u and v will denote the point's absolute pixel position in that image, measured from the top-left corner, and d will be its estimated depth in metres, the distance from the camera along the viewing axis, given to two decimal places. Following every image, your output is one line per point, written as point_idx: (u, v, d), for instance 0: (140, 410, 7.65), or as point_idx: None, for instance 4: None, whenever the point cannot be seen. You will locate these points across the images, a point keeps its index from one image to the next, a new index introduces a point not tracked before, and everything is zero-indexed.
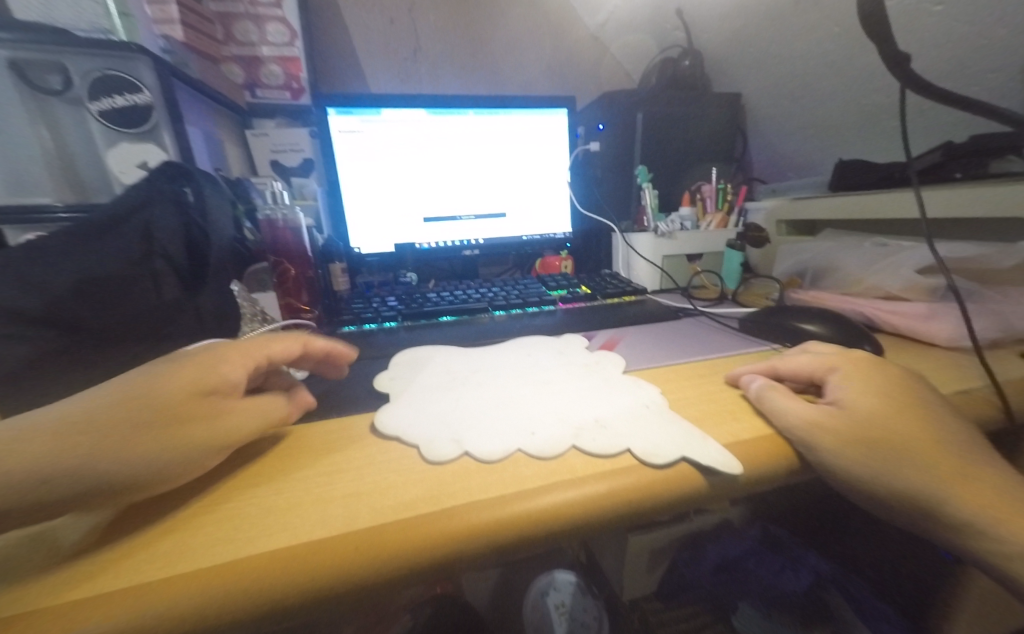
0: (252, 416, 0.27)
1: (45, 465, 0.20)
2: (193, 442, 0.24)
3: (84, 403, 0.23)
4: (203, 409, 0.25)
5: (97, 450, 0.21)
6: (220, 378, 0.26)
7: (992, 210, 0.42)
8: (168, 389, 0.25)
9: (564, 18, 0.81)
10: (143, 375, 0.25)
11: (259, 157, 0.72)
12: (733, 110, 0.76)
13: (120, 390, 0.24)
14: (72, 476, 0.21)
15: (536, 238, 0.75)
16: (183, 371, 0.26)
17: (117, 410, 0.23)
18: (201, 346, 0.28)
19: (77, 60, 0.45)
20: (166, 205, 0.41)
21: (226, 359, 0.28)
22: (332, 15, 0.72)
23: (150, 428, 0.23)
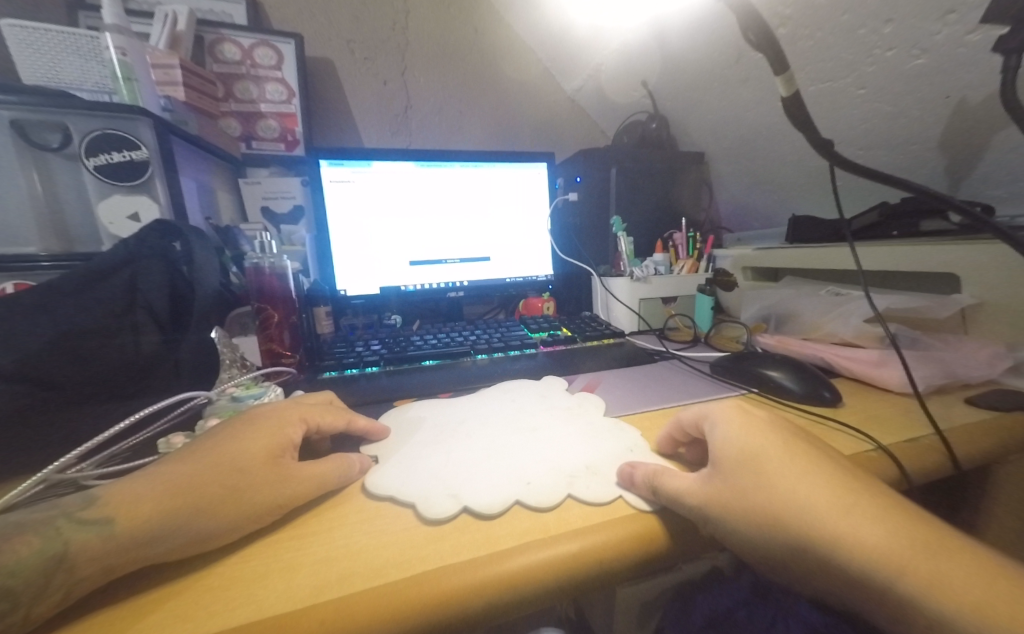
0: (316, 476, 0.31)
1: (156, 520, 0.25)
2: (267, 499, 0.28)
3: (181, 468, 0.28)
4: (276, 468, 0.29)
5: (195, 506, 0.26)
6: (287, 440, 0.32)
7: (927, 265, 0.46)
8: (247, 452, 0.29)
9: (544, 83, 0.88)
10: (227, 441, 0.30)
11: (250, 203, 0.75)
12: (701, 164, 0.82)
13: (210, 455, 0.29)
14: (174, 529, 0.25)
15: (519, 282, 0.77)
16: (255, 438, 0.31)
17: (206, 472, 0.28)
18: (269, 414, 0.34)
19: (79, 120, 0.48)
20: (153, 261, 0.42)
21: (289, 422, 0.33)
22: (327, 76, 0.76)
23: (236, 486, 0.27)
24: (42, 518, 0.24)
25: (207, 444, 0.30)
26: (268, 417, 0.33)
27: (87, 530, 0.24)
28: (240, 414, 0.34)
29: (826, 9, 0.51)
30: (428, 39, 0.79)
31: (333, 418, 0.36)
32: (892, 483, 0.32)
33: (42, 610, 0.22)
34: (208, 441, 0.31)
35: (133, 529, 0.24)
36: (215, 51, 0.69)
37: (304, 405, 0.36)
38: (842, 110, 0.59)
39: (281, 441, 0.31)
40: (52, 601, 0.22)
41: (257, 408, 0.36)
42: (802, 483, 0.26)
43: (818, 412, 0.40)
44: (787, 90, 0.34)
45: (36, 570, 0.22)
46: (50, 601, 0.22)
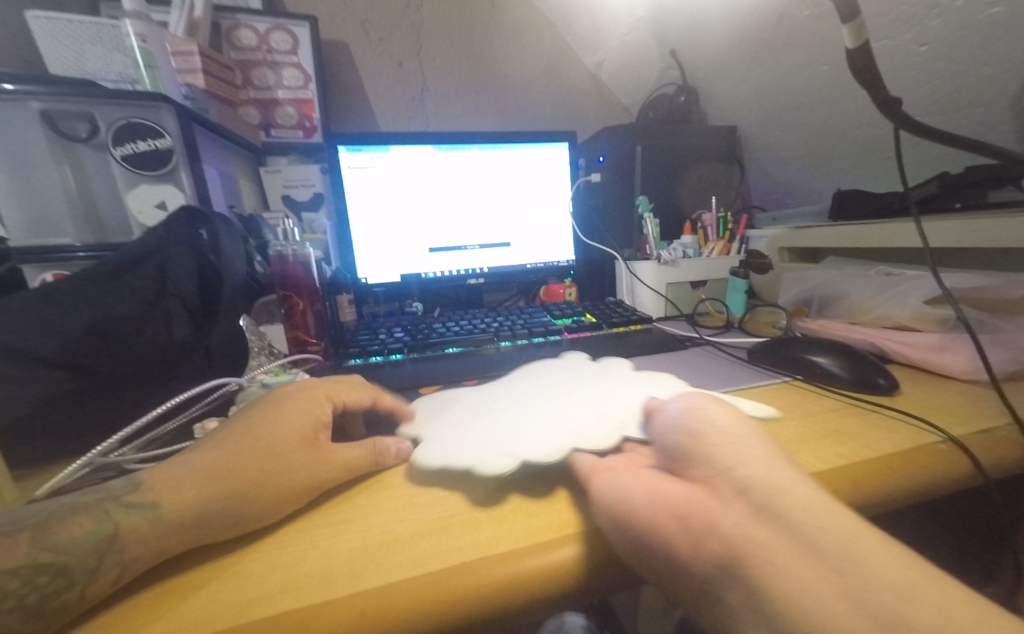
0: (352, 460, 0.30)
1: (195, 504, 0.24)
2: (296, 484, 0.27)
3: (217, 452, 0.27)
4: (312, 452, 0.29)
5: (234, 489, 0.25)
6: (317, 420, 0.31)
7: (995, 241, 0.42)
8: (281, 436, 0.29)
9: (564, 59, 0.84)
10: (260, 422, 0.30)
11: (271, 193, 0.74)
12: (731, 141, 0.78)
13: (247, 438, 0.29)
14: (216, 511, 0.25)
15: (542, 267, 0.75)
16: (286, 421, 0.30)
17: (242, 455, 0.27)
18: (294, 392, 0.33)
19: (104, 111, 0.48)
20: (181, 249, 0.42)
21: (318, 402, 0.33)
22: (343, 59, 0.75)
23: (272, 471, 0.27)
24: (93, 501, 0.25)
25: (239, 427, 0.30)
26: (299, 396, 0.33)
27: (135, 513, 0.24)
28: (268, 396, 0.34)
29: None
30: (444, 16, 0.77)
31: (364, 398, 0.36)
32: (967, 479, 0.28)
33: (98, 589, 0.21)
34: (240, 423, 0.30)
35: (178, 512, 0.24)
36: (232, 37, 0.68)
37: (335, 383, 0.36)
38: (896, 72, 0.54)
39: (312, 418, 0.31)
40: (106, 581, 0.22)
41: (286, 387, 0.35)
42: (719, 455, 0.24)
43: (871, 400, 0.37)
44: (850, 47, 0.31)
45: (89, 550, 0.22)
46: (106, 579, 0.22)
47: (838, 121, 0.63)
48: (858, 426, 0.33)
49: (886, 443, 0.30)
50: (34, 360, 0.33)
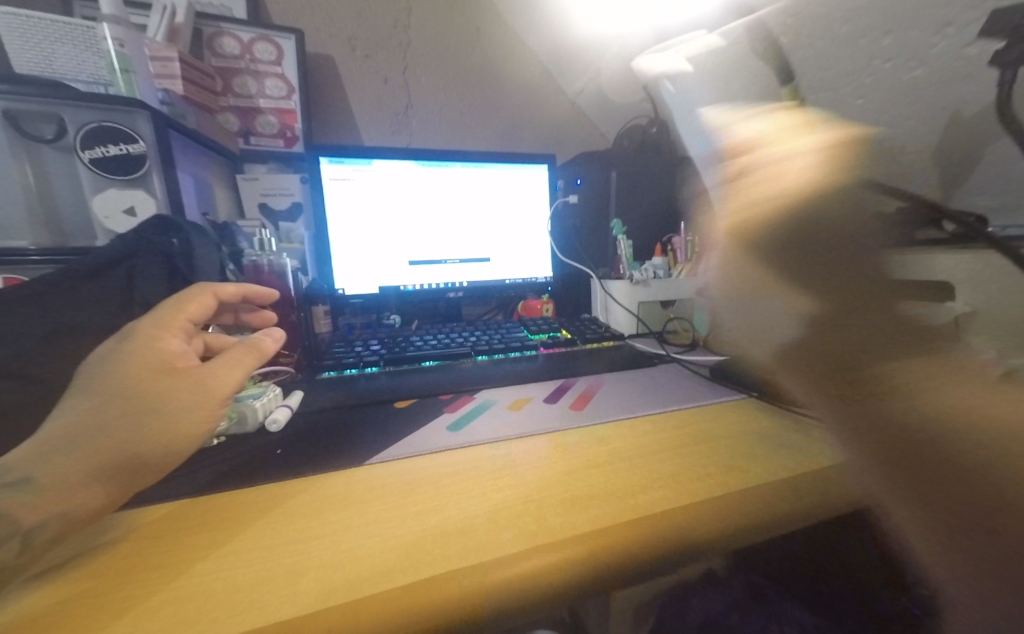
0: (236, 368, 0.32)
1: (90, 460, 0.25)
2: (188, 408, 0.29)
3: (88, 395, 0.27)
4: (188, 379, 0.29)
5: (119, 436, 0.26)
6: (171, 352, 0.30)
7: (923, 274, 0.47)
8: (142, 367, 0.29)
9: (547, 86, 0.88)
10: (114, 375, 0.28)
11: (248, 200, 0.74)
12: (699, 171, 0.83)
13: (114, 380, 0.27)
14: (116, 465, 0.26)
15: (519, 283, 0.77)
16: (146, 351, 0.29)
17: (112, 399, 0.27)
18: (153, 318, 0.32)
19: (74, 113, 0.47)
20: (153, 258, 0.42)
21: (163, 335, 0.31)
22: (328, 72, 0.76)
23: (150, 406, 0.27)
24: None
25: (101, 374, 0.28)
26: (145, 326, 0.31)
27: (9, 490, 0.23)
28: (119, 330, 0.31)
29: None
30: (430, 38, 0.79)
31: (209, 303, 0.36)
32: None
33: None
34: (103, 358, 0.29)
35: (74, 469, 0.25)
36: (214, 45, 0.68)
37: (175, 300, 0.34)
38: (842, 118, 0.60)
39: (163, 350, 0.30)
40: (8, 553, 0.22)
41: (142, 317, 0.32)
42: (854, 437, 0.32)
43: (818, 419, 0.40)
44: None
45: None
46: (6, 549, 0.22)
47: None
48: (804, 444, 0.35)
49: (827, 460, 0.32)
50: None
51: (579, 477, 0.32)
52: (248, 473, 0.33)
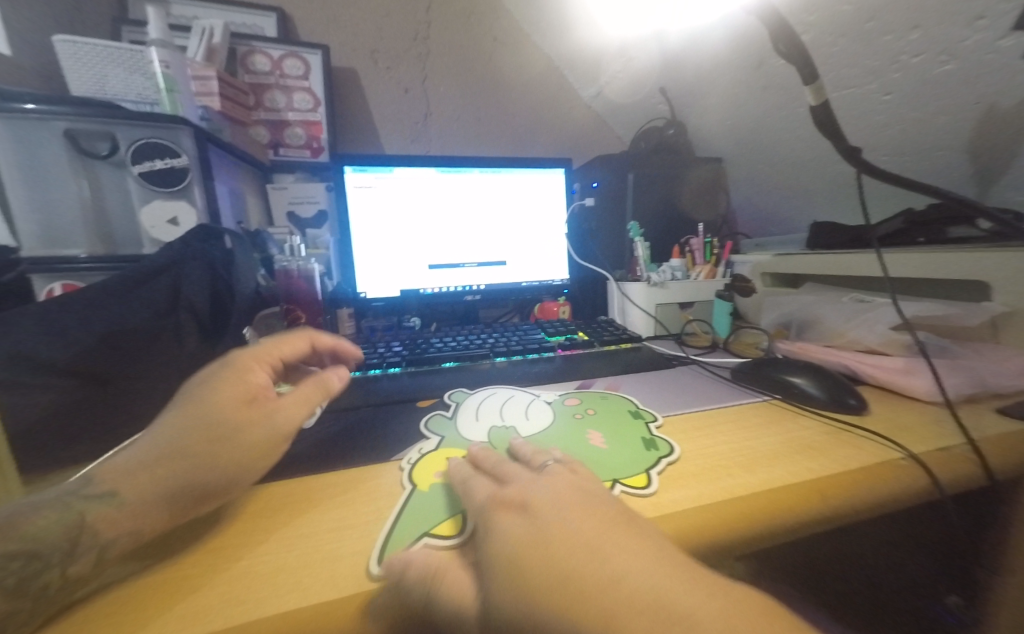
0: (302, 402, 0.33)
1: (159, 483, 0.26)
2: (254, 440, 0.30)
3: (175, 421, 0.29)
4: (254, 413, 0.31)
5: (190, 458, 0.27)
6: (255, 386, 0.33)
7: (952, 271, 0.47)
8: (228, 397, 0.31)
9: (562, 91, 0.89)
10: (197, 402, 0.30)
11: (276, 209, 0.77)
12: (716, 172, 0.82)
13: (193, 412, 0.30)
14: (179, 489, 0.26)
15: (537, 285, 0.78)
16: (234, 381, 0.32)
17: (186, 428, 0.28)
18: (240, 355, 0.35)
19: (125, 130, 0.50)
20: (196, 265, 0.45)
21: (253, 369, 0.34)
22: (351, 85, 0.79)
23: (218, 437, 0.29)
24: (56, 496, 0.26)
25: (192, 399, 0.31)
26: (241, 359, 0.34)
27: (97, 503, 0.25)
28: (211, 367, 0.34)
29: (850, 15, 0.52)
30: (449, 50, 0.81)
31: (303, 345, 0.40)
32: (922, 492, 0.31)
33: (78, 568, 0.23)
34: (196, 390, 0.31)
35: (144, 492, 0.26)
36: (246, 62, 0.72)
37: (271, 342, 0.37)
38: (866, 116, 0.59)
39: (248, 386, 0.32)
40: (86, 561, 0.23)
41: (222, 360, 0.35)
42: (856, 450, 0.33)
43: (845, 419, 0.39)
44: (811, 102, 0.37)
45: (58, 536, 0.24)
46: (84, 560, 0.23)
47: (813, 157, 0.68)
48: (827, 442, 0.35)
49: (855, 458, 0.32)
50: (47, 368, 0.35)
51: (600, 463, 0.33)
52: (282, 464, 0.34)
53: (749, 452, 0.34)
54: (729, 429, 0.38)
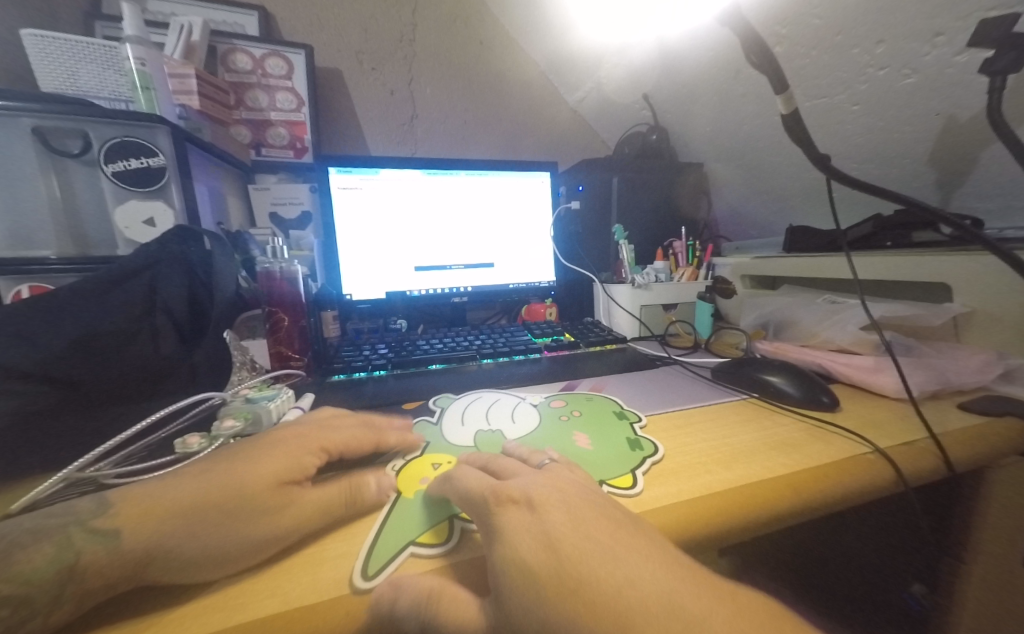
0: (324, 503, 0.28)
1: (157, 534, 0.24)
2: (261, 530, 0.25)
3: (203, 477, 0.27)
4: (280, 497, 0.27)
5: (200, 517, 0.25)
6: (303, 468, 0.29)
7: (917, 274, 0.49)
8: (266, 470, 0.28)
9: (547, 95, 0.91)
10: (237, 467, 0.28)
11: (259, 210, 0.76)
12: (697, 177, 0.84)
13: (223, 475, 0.27)
14: (175, 548, 0.24)
15: (523, 287, 0.79)
16: (279, 457, 0.29)
17: (213, 486, 0.26)
18: (293, 438, 0.31)
19: (98, 128, 0.49)
20: (174, 265, 0.44)
21: (308, 450, 0.31)
22: (336, 85, 0.78)
23: (231, 514, 0.25)
24: (57, 525, 0.24)
25: (232, 462, 0.28)
26: (293, 441, 0.31)
27: (97, 541, 0.23)
28: (250, 444, 0.31)
29: (821, 29, 0.54)
30: (435, 52, 0.81)
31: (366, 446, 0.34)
32: (889, 484, 0.32)
33: (60, 615, 0.21)
34: (240, 456, 0.29)
35: (137, 543, 0.23)
36: (227, 61, 0.71)
37: (325, 427, 0.34)
38: (837, 125, 0.61)
39: (293, 464, 0.29)
40: (68, 608, 0.21)
41: (262, 437, 0.32)
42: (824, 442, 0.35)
43: (817, 415, 0.41)
44: (783, 111, 0.38)
45: (51, 580, 0.21)
46: (67, 607, 0.21)
47: (789, 164, 0.70)
48: (801, 438, 0.36)
49: (825, 453, 0.33)
50: (18, 374, 0.34)
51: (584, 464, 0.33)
52: None
53: (727, 449, 0.35)
54: (709, 427, 0.39)
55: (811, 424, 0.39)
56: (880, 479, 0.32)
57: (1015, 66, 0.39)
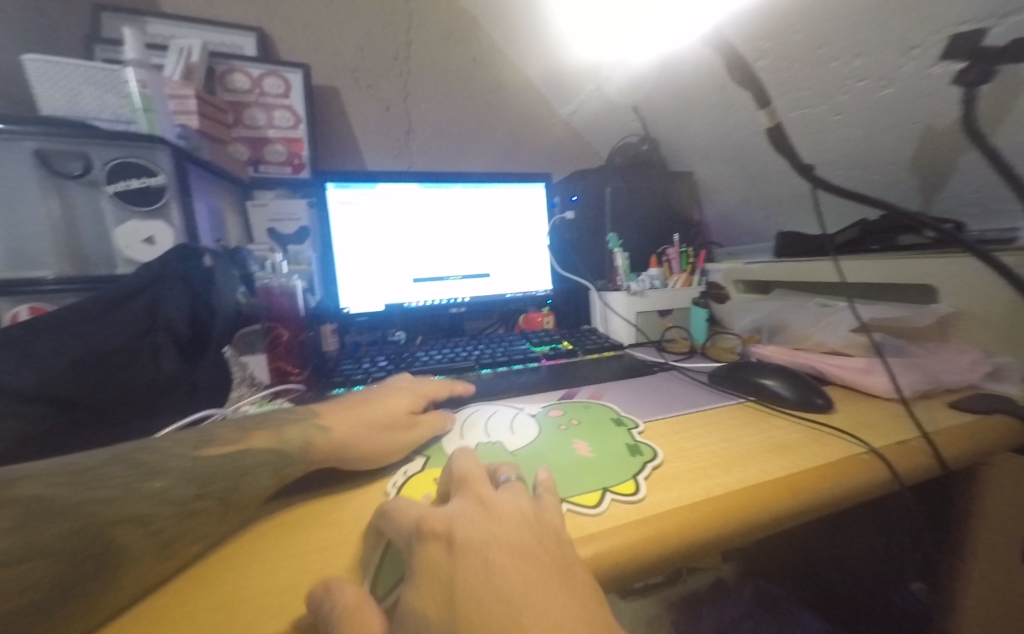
0: (432, 425, 0.40)
1: (343, 439, 0.34)
2: (405, 440, 0.37)
3: (356, 408, 0.39)
4: (408, 422, 0.39)
5: (366, 432, 0.36)
6: (393, 416, 0.39)
7: (904, 276, 0.50)
8: (372, 416, 0.38)
9: (539, 109, 0.93)
10: (344, 417, 0.37)
11: (256, 226, 0.77)
12: (689, 185, 0.86)
13: (371, 408, 0.39)
14: (352, 450, 0.34)
15: (520, 296, 0.80)
16: (380, 409, 0.39)
17: (373, 414, 0.38)
18: (406, 389, 0.45)
19: (100, 149, 0.50)
20: (174, 283, 0.44)
21: (395, 405, 0.41)
22: (333, 102, 0.80)
23: (388, 428, 0.37)
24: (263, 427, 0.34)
25: (338, 415, 0.38)
26: (384, 399, 0.41)
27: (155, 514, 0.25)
28: (343, 405, 0.40)
29: (801, 44, 0.55)
30: (429, 68, 0.83)
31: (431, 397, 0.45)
32: (884, 484, 0.33)
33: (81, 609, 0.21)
34: (346, 410, 0.39)
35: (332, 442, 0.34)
36: (226, 81, 0.72)
37: (403, 390, 0.45)
38: (821, 134, 0.63)
39: (388, 413, 0.39)
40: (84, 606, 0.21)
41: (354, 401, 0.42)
42: (819, 443, 0.36)
43: (812, 417, 0.42)
44: (767, 124, 0.40)
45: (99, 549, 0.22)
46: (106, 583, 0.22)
47: (777, 171, 0.72)
48: (797, 440, 0.37)
49: (822, 454, 0.34)
50: (17, 396, 0.34)
51: (586, 472, 0.34)
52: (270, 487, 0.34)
53: (725, 453, 0.35)
54: (707, 431, 0.40)
55: (808, 426, 0.40)
56: (875, 479, 0.33)
57: (985, 78, 0.41)
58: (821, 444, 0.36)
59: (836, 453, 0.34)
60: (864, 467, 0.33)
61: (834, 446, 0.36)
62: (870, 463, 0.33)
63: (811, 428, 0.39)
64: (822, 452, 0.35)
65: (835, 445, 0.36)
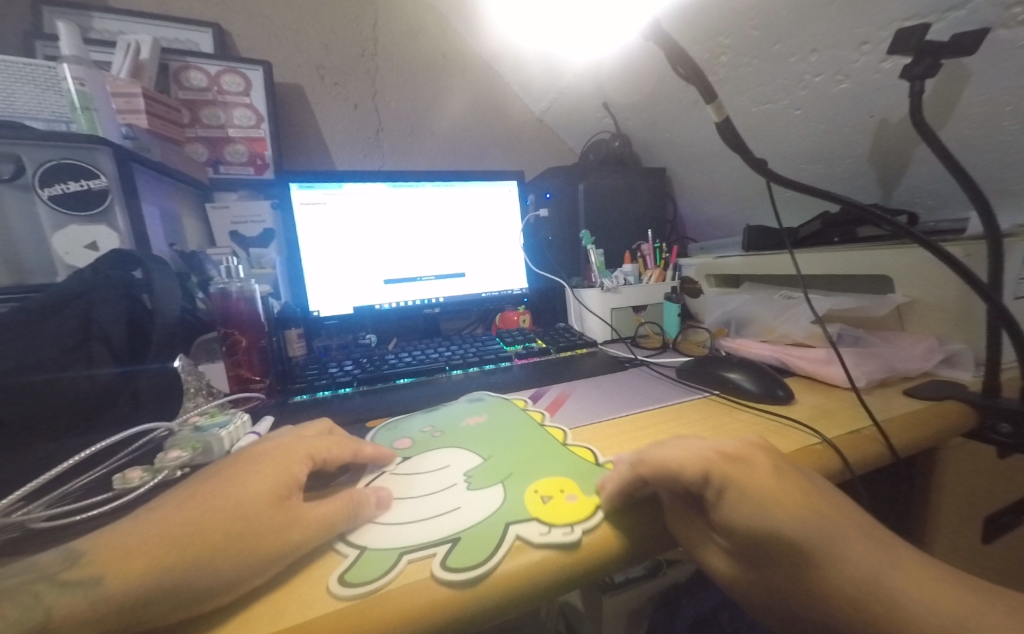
0: (322, 517, 0.27)
1: (150, 577, 0.21)
2: (275, 545, 0.24)
3: (180, 509, 0.25)
4: (282, 515, 0.26)
5: (195, 555, 0.22)
6: (293, 479, 0.29)
7: (862, 268, 0.51)
8: (259, 489, 0.27)
9: (510, 106, 0.92)
10: (226, 487, 0.27)
11: (217, 229, 0.74)
12: (660, 180, 0.86)
13: (212, 499, 0.26)
14: (171, 586, 0.21)
15: (494, 295, 0.79)
16: (274, 472, 0.29)
17: (213, 517, 0.24)
18: (274, 450, 0.31)
19: (32, 152, 0.48)
20: (110, 293, 0.44)
21: (295, 461, 0.30)
22: (297, 100, 0.78)
23: (242, 533, 0.24)
24: (18, 583, 0.21)
25: (213, 484, 0.27)
26: (284, 450, 0.31)
27: (72, 591, 0.20)
28: (209, 469, 0.29)
29: (759, 39, 0.56)
30: (398, 67, 0.82)
31: (338, 446, 0.34)
32: (838, 473, 0.33)
33: None
34: (226, 475, 0.28)
35: (126, 587, 0.21)
36: (180, 78, 0.70)
37: (304, 439, 0.33)
38: (784, 129, 0.63)
39: (288, 478, 0.29)
40: None
41: (229, 458, 0.31)
42: (776, 434, 0.37)
43: (772, 409, 0.42)
44: (718, 119, 0.40)
45: None
46: None
47: (744, 166, 0.73)
48: (756, 433, 0.37)
49: (777, 446, 0.34)
50: None
51: (529, 454, 0.36)
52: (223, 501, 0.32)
53: None
54: (670, 426, 0.40)
55: (768, 418, 0.40)
56: (830, 470, 0.33)
57: (930, 72, 0.41)
58: (778, 436, 0.36)
59: (792, 443, 0.35)
60: (818, 457, 0.33)
61: (790, 436, 0.36)
62: (826, 454, 0.34)
63: (769, 419, 0.40)
64: (778, 443, 0.35)
65: (790, 436, 0.36)
